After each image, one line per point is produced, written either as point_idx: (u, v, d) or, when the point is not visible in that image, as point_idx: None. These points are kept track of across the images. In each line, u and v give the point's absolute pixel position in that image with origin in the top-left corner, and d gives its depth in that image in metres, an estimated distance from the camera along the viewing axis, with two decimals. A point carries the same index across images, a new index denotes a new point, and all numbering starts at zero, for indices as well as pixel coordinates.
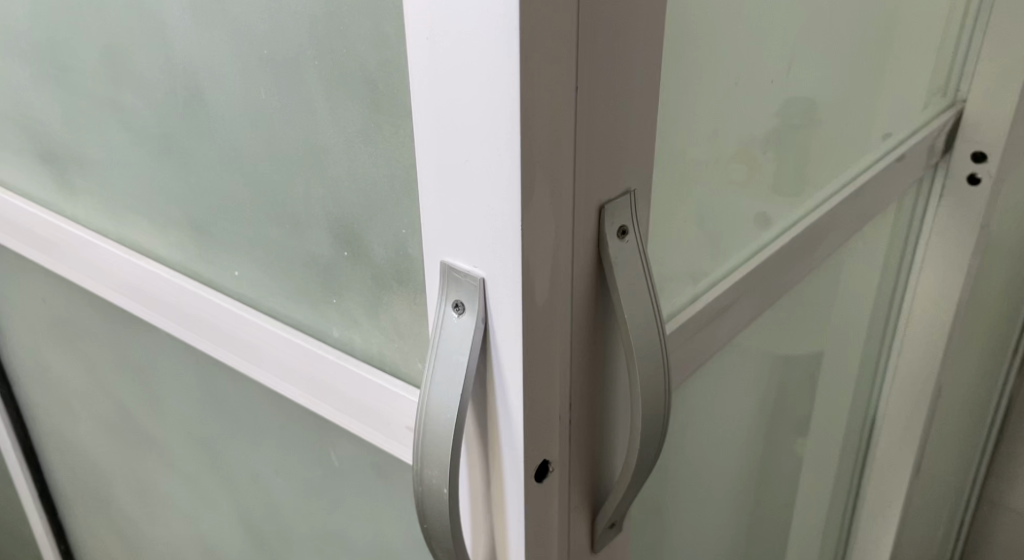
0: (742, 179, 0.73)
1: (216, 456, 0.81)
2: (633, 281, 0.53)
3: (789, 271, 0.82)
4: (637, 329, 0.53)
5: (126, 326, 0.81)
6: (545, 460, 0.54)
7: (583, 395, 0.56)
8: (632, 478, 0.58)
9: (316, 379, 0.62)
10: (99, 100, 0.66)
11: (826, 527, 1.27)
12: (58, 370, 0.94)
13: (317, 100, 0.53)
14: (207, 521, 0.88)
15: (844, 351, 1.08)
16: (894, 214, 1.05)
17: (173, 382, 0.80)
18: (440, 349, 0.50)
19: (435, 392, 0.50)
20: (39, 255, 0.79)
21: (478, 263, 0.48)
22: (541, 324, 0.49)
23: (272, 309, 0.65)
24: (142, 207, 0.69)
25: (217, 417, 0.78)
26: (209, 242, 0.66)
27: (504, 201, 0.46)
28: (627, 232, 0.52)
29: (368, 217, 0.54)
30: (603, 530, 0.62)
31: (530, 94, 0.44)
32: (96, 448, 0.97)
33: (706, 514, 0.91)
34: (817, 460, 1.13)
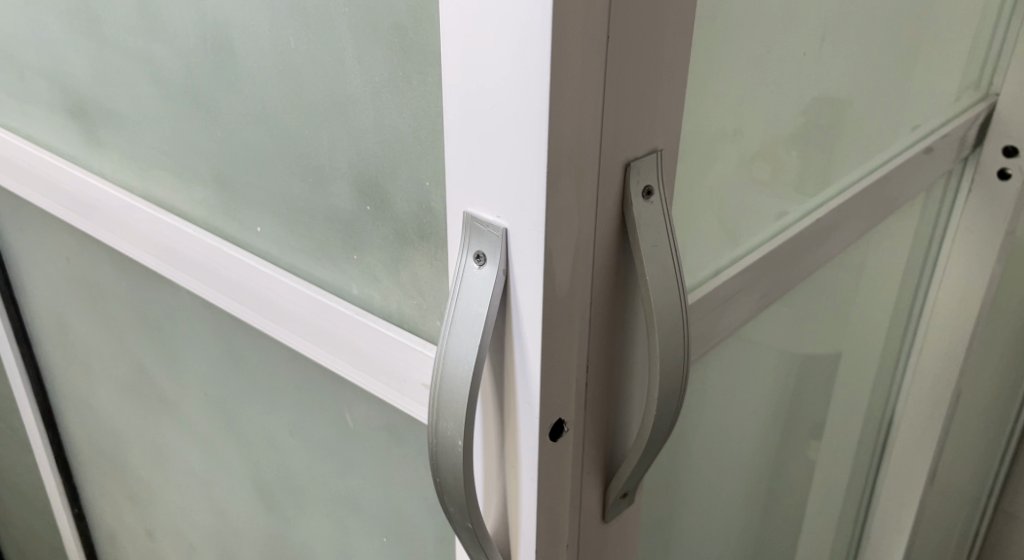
0: (766, 163, 0.72)
1: (231, 417, 0.81)
2: (657, 244, 0.52)
3: (803, 260, 0.81)
4: (659, 292, 0.53)
5: (147, 284, 0.81)
6: (560, 420, 0.54)
7: (601, 359, 0.55)
8: (646, 446, 0.58)
9: (334, 336, 0.62)
10: (129, 52, 0.66)
11: (840, 526, 1.26)
12: (78, 330, 0.95)
13: (346, 50, 0.53)
14: (220, 484, 0.89)
15: (864, 345, 1.07)
16: (921, 206, 1.04)
17: (192, 342, 0.80)
18: (460, 301, 0.50)
19: (452, 342, 0.50)
20: (64, 210, 0.80)
21: (502, 213, 0.48)
22: (562, 280, 0.49)
23: (292, 265, 0.65)
24: (167, 162, 0.70)
25: (234, 377, 0.78)
26: (232, 197, 0.66)
27: (531, 150, 0.45)
28: (652, 192, 0.52)
29: (392, 170, 0.54)
30: (615, 499, 0.61)
31: (562, 41, 0.43)
32: (113, 409, 0.98)
33: (718, 499, 0.90)
34: (833, 455, 1.12)
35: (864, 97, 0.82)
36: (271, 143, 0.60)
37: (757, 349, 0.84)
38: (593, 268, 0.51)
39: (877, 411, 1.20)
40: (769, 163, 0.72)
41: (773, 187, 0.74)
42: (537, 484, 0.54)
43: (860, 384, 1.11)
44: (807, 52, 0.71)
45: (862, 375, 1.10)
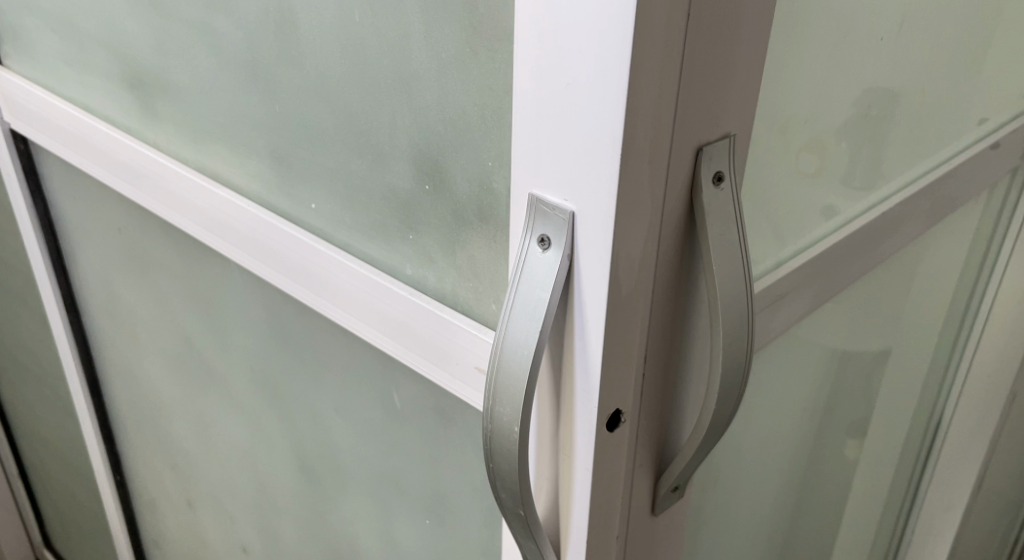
0: (814, 168, 0.70)
1: (276, 393, 0.81)
2: (725, 233, 0.51)
3: (860, 258, 0.80)
4: (724, 282, 0.51)
5: (197, 258, 0.81)
6: (617, 410, 0.52)
7: (661, 350, 0.54)
8: (703, 440, 0.56)
9: (387, 316, 0.61)
10: (190, 23, 0.66)
11: (879, 529, 1.23)
12: (127, 302, 0.95)
13: (413, 25, 0.51)
14: (262, 458, 0.89)
15: (914, 346, 1.04)
16: (983, 204, 1.00)
17: (240, 317, 0.80)
18: (522, 284, 0.49)
19: (513, 327, 0.49)
20: (118, 181, 0.80)
21: (570, 197, 0.46)
22: (627, 267, 0.48)
23: (346, 243, 0.64)
24: (224, 135, 0.69)
25: (281, 354, 0.78)
26: (288, 172, 0.65)
27: (605, 132, 0.44)
28: (723, 179, 0.50)
29: (454, 149, 0.53)
30: (665, 493, 0.60)
31: (645, 22, 0.42)
32: (159, 380, 0.98)
33: (757, 494, 0.89)
34: (877, 456, 1.10)
35: (934, 88, 0.80)
36: (331, 118, 0.59)
37: (807, 343, 0.82)
38: (659, 255, 0.50)
39: (925, 412, 1.17)
40: (819, 160, 0.70)
41: (835, 178, 0.73)
42: (591, 475, 0.53)
43: (910, 384, 1.08)
44: (884, 38, 0.70)
45: (912, 376, 1.08)
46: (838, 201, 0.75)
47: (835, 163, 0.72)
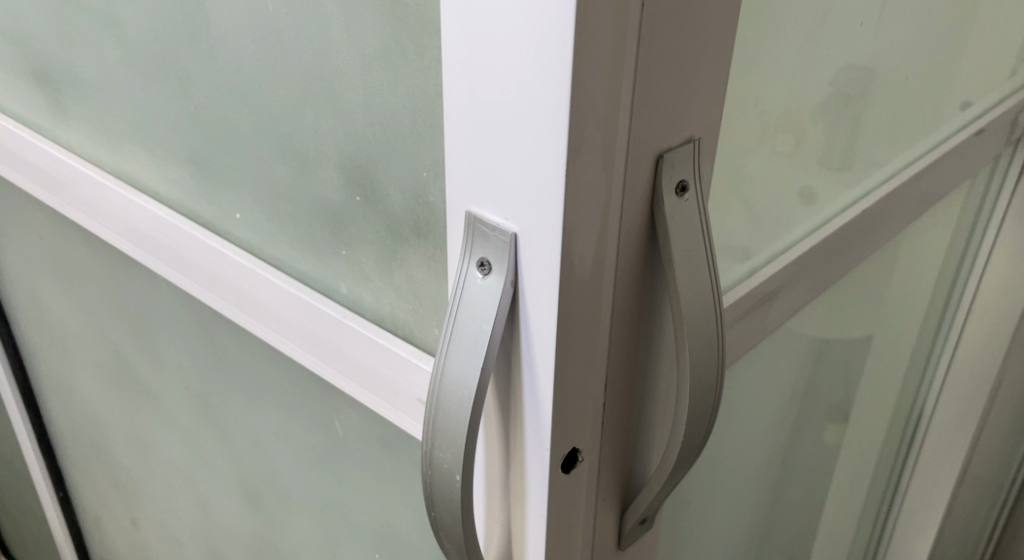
0: (788, 166, 0.65)
1: (213, 414, 0.75)
2: (691, 249, 0.45)
3: (845, 256, 0.74)
4: (691, 302, 0.46)
5: (123, 270, 0.74)
6: (573, 448, 0.47)
7: (624, 378, 0.48)
8: (670, 473, 0.51)
9: (321, 340, 0.55)
10: (95, 12, 0.59)
11: (858, 528, 1.19)
12: (55, 312, 0.88)
13: (332, 15, 0.45)
14: (204, 480, 0.82)
15: (894, 342, 0.99)
16: (966, 191, 0.95)
17: (171, 334, 0.74)
18: (460, 314, 0.43)
19: (452, 362, 0.43)
20: (31, 185, 0.72)
21: (510, 216, 0.40)
22: (580, 293, 0.42)
23: (275, 258, 0.58)
24: (139, 137, 0.62)
25: (215, 372, 0.71)
26: (209, 179, 0.59)
27: (549, 144, 0.38)
28: (687, 188, 0.44)
29: (384, 157, 0.47)
30: (632, 526, 0.54)
31: (588, 18, 0.36)
32: (93, 394, 0.91)
33: (730, 505, 0.83)
34: (855, 455, 1.05)
35: (917, 73, 0.75)
36: (251, 120, 0.53)
37: (782, 347, 0.77)
38: (617, 276, 0.44)
39: (905, 408, 1.12)
40: (793, 155, 0.65)
41: (812, 174, 0.68)
42: (547, 520, 0.47)
43: (889, 381, 1.03)
44: (864, 22, 0.64)
45: (891, 372, 1.03)
46: (816, 198, 0.69)
47: (812, 153, 0.67)
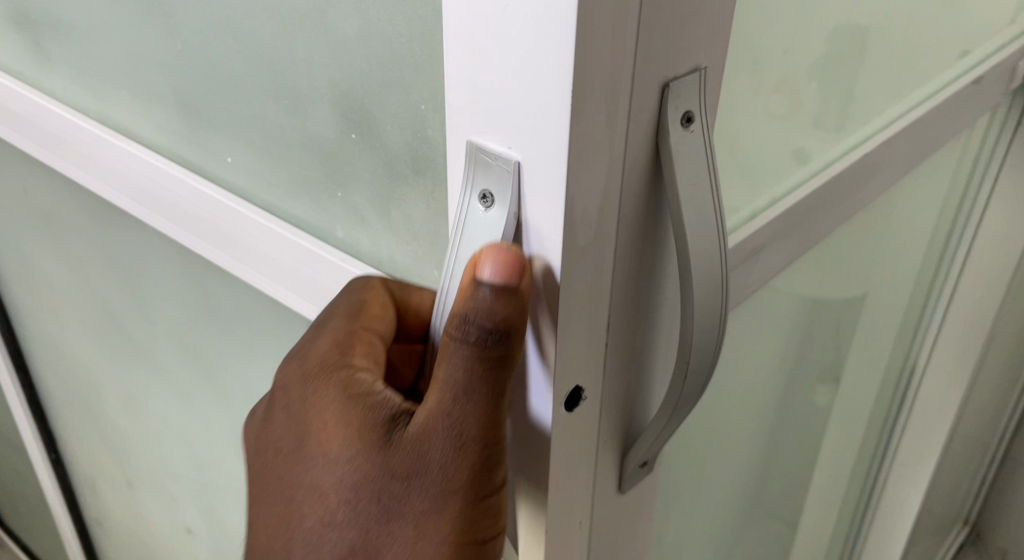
0: (784, 113, 0.63)
1: (207, 367, 0.74)
2: (697, 182, 0.44)
3: (842, 205, 0.73)
4: (696, 237, 0.45)
5: (110, 222, 0.73)
6: (578, 386, 0.46)
7: (628, 317, 0.47)
8: (673, 412, 0.50)
9: (317, 285, 0.54)
10: None
11: (850, 483, 1.19)
12: (43, 269, 0.87)
13: None
14: (198, 435, 0.82)
15: (889, 295, 0.99)
16: (963, 142, 0.95)
17: (162, 287, 0.72)
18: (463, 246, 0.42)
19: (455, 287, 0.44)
20: (14, 135, 0.71)
21: (514, 144, 0.40)
22: (584, 225, 0.41)
23: (268, 202, 0.57)
24: (127, 81, 0.61)
25: (208, 325, 0.70)
26: (199, 122, 0.58)
27: (556, 66, 0.37)
28: (693, 119, 0.43)
29: (381, 90, 0.46)
30: (633, 468, 0.54)
31: None
32: (84, 352, 0.90)
33: (724, 458, 0.83)
34: (848, 408, 1.05)
35: (917, 16, 0.74)
36: (240, 57, 0.52)
37: (779, 296, 0.76)
38: (622, 210, 0.43)
39: (898, 363, 1.12)
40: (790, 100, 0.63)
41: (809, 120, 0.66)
42: (549, 459, 0.47)
43: (882, 335, 1.03)
44: None
45: (885, 326, 1.03)
46: (813, 145, 0.68)
47: (806, 114, 0.65)
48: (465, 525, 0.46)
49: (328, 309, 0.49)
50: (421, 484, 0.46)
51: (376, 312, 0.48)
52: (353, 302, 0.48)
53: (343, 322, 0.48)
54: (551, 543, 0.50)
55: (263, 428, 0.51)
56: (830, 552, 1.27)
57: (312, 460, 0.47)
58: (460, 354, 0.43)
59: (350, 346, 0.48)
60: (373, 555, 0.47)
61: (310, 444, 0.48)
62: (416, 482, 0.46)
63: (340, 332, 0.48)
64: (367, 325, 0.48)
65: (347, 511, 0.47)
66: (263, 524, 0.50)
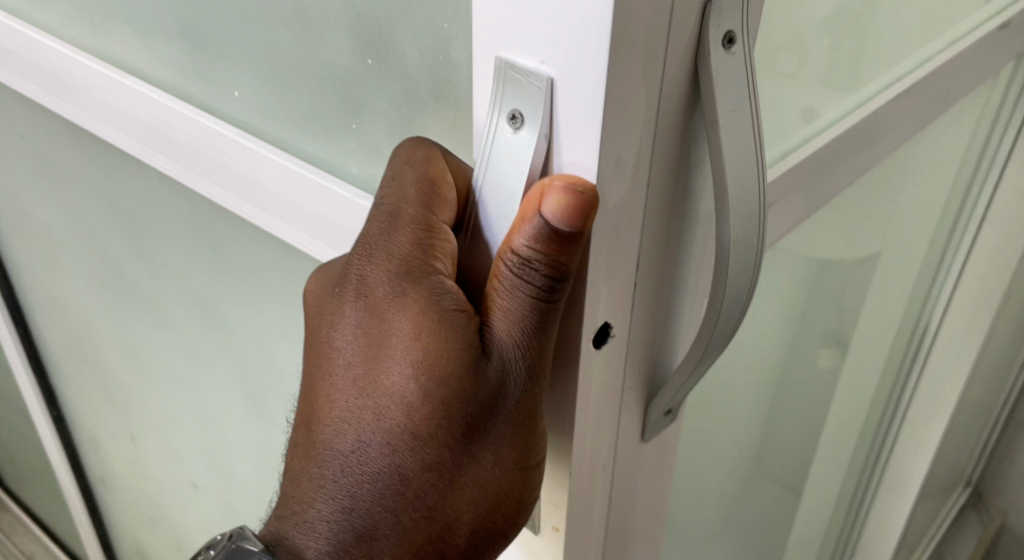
0: (795, 68, 0.59)
1: (212, 315, 0.72)
2: (739, 110, 0.41)
3: (874, 146, 0.70)
4: (736, 169, 0.42)
5: (111, 165, 0.70)
6: (606, 323, 0.44)
7: (660, 254, 0.45)
8: (702, 358, 0.48)
9: (331, 223, 0.51)
10: None
11: (859, 441, 1.18)
12: (40, 217, 0.84)
13: None
14: (203, 386, 0.80)
15: (906, 251, 0.97)
16: (987, 92, 0.92)
17: (165, 232, 0.70)
18: (492, 171, 0.40)
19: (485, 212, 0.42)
20: (9, 74, 0.68)
21: (548, 59, 0.37)
22: (621, 149, 0.38)
23: (277, 138, 0.54)
24: (128, 12, 0.58)
25: (213, 270, 0.68)
26: (205, 54, 0.55)
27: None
28: (734, 40, 0.41)
29: (402, 12, 0.43)
30: (658, 415, 0.52)
31: None
32: (84, 303, 0.88)
33: (737, 409, 0.82)
34: (861, 365, 1.03)
35: None
36: None
37: (796, 245, 0.75)
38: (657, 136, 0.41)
39: (911, 321, 1.10)
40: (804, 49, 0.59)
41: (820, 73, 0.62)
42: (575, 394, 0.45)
43: (897, 292, 1.01)
44: None
45: (901, 283, 1.01)
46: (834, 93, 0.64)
47: (819, 67, 0.61)
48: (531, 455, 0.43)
49: (391, 194, 0.43)
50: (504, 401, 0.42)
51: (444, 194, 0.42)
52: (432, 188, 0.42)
53: (422, 212, 0.42)
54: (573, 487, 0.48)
55: (325, 306, 0.45)
56: (838, 511, 1.26)
57: (388, 357, 0.43)
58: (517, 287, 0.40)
59: (431, 243, 0.42)
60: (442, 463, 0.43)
61: (386, 337, 0.43)
62: (503, 395, 0.42)
63: (417, 220, 0.42)
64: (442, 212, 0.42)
65: (425, 415, 0.42)
66: (325, 412, 0.44)
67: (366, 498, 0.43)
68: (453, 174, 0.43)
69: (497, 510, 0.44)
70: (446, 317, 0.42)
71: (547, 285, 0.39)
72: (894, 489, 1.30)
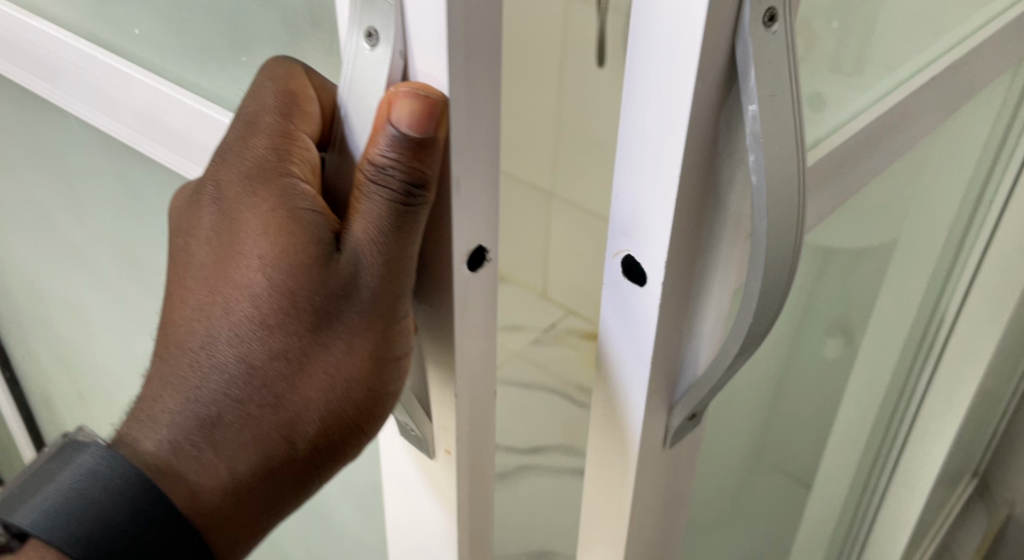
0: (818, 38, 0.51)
1: (135, 267, 0.69)
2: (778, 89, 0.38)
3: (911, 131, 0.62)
4: (776, 148, 0.39)
5: (30, 112, 0.67)
6: (477, 246, 0.41)
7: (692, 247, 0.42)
8: (736, 356, 0.44)
9: None
10: None
11: (870, 434, 1.11)
12: None
13: None
14: (137, 344, 0.77)
15: (928, 234, 0.89)
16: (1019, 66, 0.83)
17: (83, 181, 0.67)
18: (354, 88, 0.39)
19: (355, 137, 0.40)
20: None
21: None
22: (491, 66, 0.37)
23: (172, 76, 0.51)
24: None
25: (130, 219, 0.65)
26: None
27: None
28: (775, 18, 0.38)
29: None
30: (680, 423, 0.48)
31: None
32: (23, 259, 0.86)
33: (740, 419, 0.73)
34: (875, 355, 0.96)
35: None
36: None
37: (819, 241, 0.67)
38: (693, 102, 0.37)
39: (927, 310, 1.03)
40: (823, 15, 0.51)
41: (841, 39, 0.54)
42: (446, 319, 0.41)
43: (917, 277, 0.93)
44: None
45: (921, 266, 0.93)
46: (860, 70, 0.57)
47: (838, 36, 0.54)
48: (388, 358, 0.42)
49: (251, 104, 0.44)
50: (356, 302, 0.42)
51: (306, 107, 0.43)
52: (286, 91, 0.43)
53: (275, 114, 0.42)
54: (457, 423, 0.44)
55: (181, 215, 0.46)
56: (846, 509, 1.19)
57: (238, 254, 0.43)
58: (376, 199, 0.39)
59: (287, 147, 0.42)
60: (300, 365, 0.43)
61: (238, 237, 0.43)
62: (353, 298, 0.42)
63: (273, 124, 0.42)
64: (303, 123, 0.43)
65: (273, 315, 0.42)
66: (174, 310, 0.45)
67: (213, 397, 0.43)
68: (316, 91, 0.44)
69: (346, 419, 0.43)
70: (291, 204, 0.42)
71: (405, 190, 0.38)
72: (909, 487, 1.22)
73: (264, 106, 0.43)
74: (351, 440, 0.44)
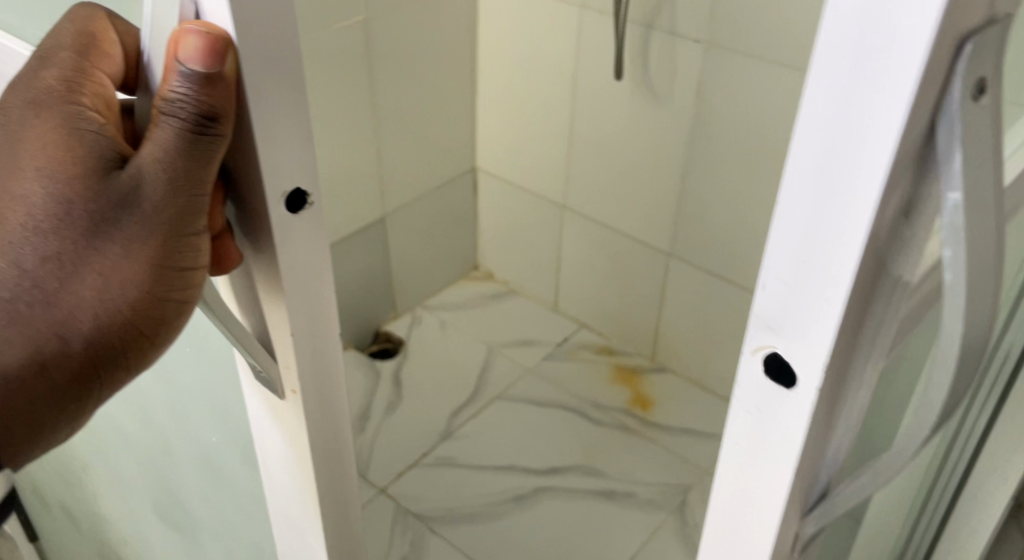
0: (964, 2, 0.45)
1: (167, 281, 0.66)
2: None
3: None
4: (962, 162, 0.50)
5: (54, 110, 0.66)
6: (208, 127, 0.61)
7: None
8: None
9: None
10: None
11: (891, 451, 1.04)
12: None
13: None
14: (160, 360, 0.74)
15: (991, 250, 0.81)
16: None
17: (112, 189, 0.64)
18: (154, 22, 0.63)
19: (153, 46, 0.63)
20: None
21: None
22: None
23: None
24: None
25: None
26: None
27: (908, 45, 0.45)
28: None
29: None
30: None
31: None
32: None
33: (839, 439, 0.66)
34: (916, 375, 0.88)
35: None
36: None
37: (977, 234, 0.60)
38: (891, 162, 0.48)
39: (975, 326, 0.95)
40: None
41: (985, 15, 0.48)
42: (272, 247, 0.67)
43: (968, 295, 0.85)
44: None
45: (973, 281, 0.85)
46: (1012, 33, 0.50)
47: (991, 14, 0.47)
48: (152, 256, 0.66)
49: (56, 47, 0.71)
50: (124, 211, 0.66)
51: (108, 49, 0.71)
52: (82, 40, 0.70)
53: (69, 56, 0.70)
54: (292, 313, 0.71)
55: None
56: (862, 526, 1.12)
57: (24, 172, 0.68)
58: (156, 121, 0.63)
59: (75, 82, 0.69)
60: (73, 254, 0.67)
61: (25, 154, 0.68)
62: (119, 208, 0.66)
63: (68, 63, 0.70)
64: (101, 61, 0.70)
65: (49, 217, 0.67)
66: None
67: (9, 277, 0.67)
68: (112, 41, 0.72)
69: (118, 304, 0.67)
70: (76, 127, 0.67)
71: (187, 118, 0.61)
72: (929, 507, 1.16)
73: (64, 57, 0.70)
74: (130, 336, 0.69)
